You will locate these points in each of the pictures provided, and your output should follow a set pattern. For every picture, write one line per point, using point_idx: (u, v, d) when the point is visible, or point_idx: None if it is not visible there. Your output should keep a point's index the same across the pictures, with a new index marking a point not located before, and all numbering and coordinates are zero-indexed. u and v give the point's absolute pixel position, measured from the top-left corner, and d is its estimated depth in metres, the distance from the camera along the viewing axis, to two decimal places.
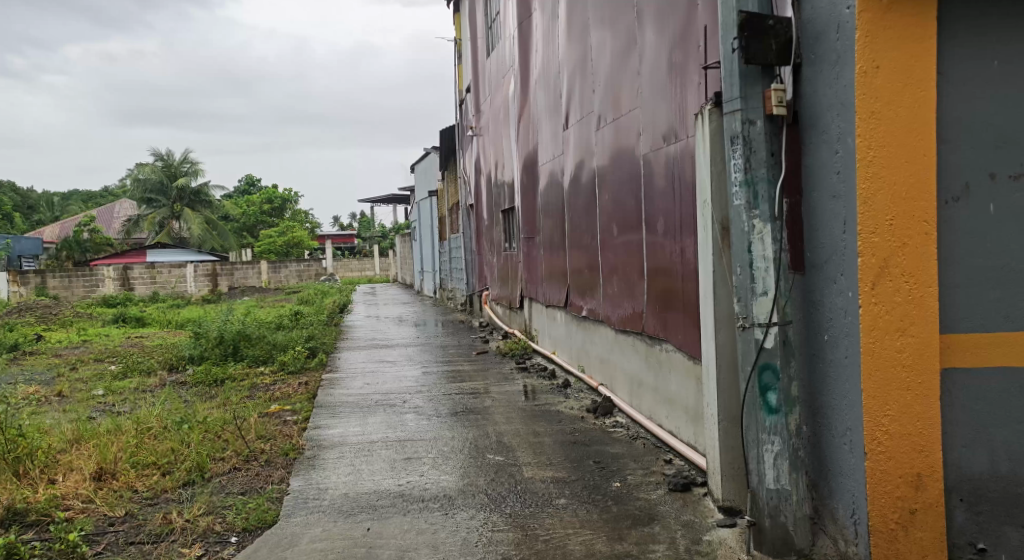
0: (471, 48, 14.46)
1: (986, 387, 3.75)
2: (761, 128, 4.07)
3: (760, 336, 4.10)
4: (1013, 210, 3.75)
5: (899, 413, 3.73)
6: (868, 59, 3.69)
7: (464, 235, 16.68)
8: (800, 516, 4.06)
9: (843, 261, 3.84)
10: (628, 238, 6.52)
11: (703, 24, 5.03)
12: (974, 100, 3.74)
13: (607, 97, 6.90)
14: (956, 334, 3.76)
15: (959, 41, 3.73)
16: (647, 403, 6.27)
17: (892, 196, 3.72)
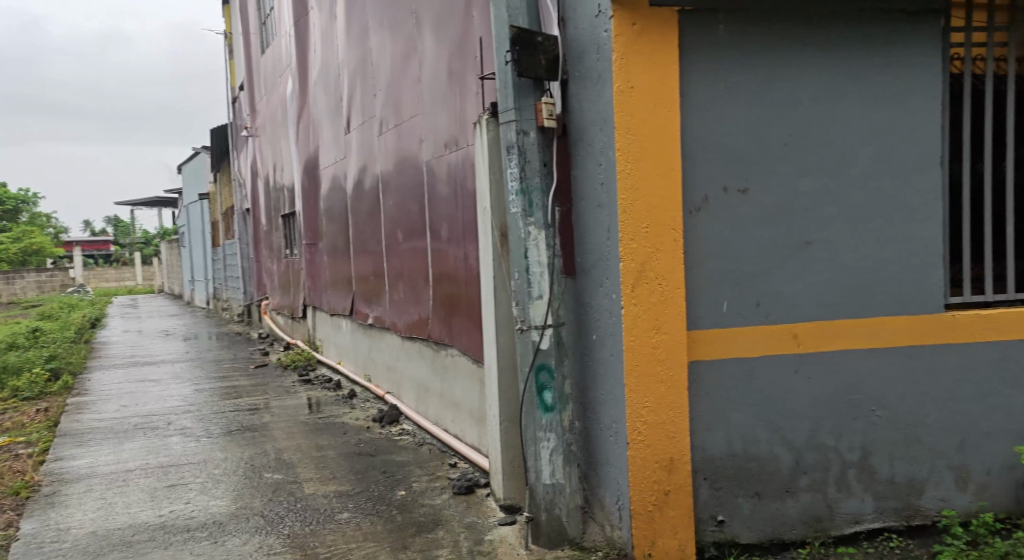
0: (244, 45, 13.83)
1: (725, 377, 4.13)
2: (534, 139, 4.23)
3: (536, 338, 4.26)
4: (743, 216, 4.14)
5: (656, 404, 4.06)
6: (624, 79, 3.98)
7: (240, 241, 15.91)
8: (572, 506, 4.31)
9: (608, 265, 4.13)
10: (414, 245, 6.54)
11: (479, 35, 5.17)
12: (709, 118, 4.10)
13: (389, 102, 6.86)
14: (701, 331, 4.12)
15: (698, 64, 4.07)
16: (432, 408, 6.32)
17: (646, 206, 4.04)
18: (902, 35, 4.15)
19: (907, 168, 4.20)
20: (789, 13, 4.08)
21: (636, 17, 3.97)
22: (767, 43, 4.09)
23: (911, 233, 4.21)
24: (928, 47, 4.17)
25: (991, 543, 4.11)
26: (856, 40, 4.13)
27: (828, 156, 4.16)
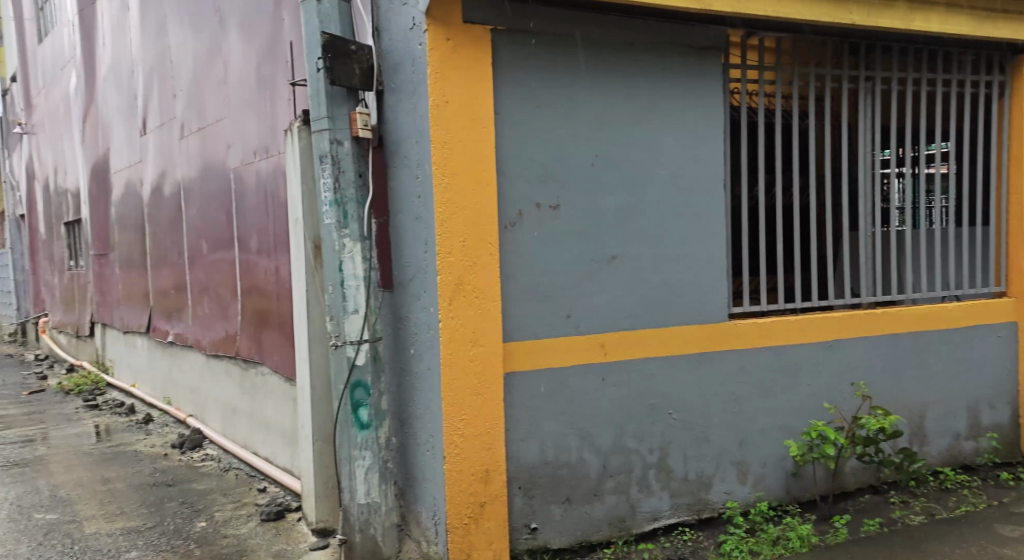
0: (17, 34, 12.46)
1: (538, 387, 4.23)
2: (348, 149, 4.14)
3: (351, 353, 4.17)
4: (552, 230, 4.27)
5: (472, 417, 4.08)
6: (439, 93, 3.99)
7: (11, 252, 14.25)
8: (388, 525, 4.27)
9: (425, 279, 4.11)
10: (219, 257, 6.17)
11: (289, 39, 4.97)
12: (519, 134, 4.20)
13: (190, 104, 6.45)
14: (515, 343, 4.20)
15: (510, 83, 4.16)
16: (240, 431, 5.97)
17: (462, 219, 4.06)
18: (695, 66, 4.48)
19: (698, 188, 4.52)
20: (593, 38, 4.28)
21: (450, 32, 4.00)
22: (573, 66, 4.26)
23: (702, 249, 4.53)
24: (714, 78, 4.52)
25: (765, 531, 4.40)
26: (652, 68, 4.41)
27: (627, 176, 4.39)
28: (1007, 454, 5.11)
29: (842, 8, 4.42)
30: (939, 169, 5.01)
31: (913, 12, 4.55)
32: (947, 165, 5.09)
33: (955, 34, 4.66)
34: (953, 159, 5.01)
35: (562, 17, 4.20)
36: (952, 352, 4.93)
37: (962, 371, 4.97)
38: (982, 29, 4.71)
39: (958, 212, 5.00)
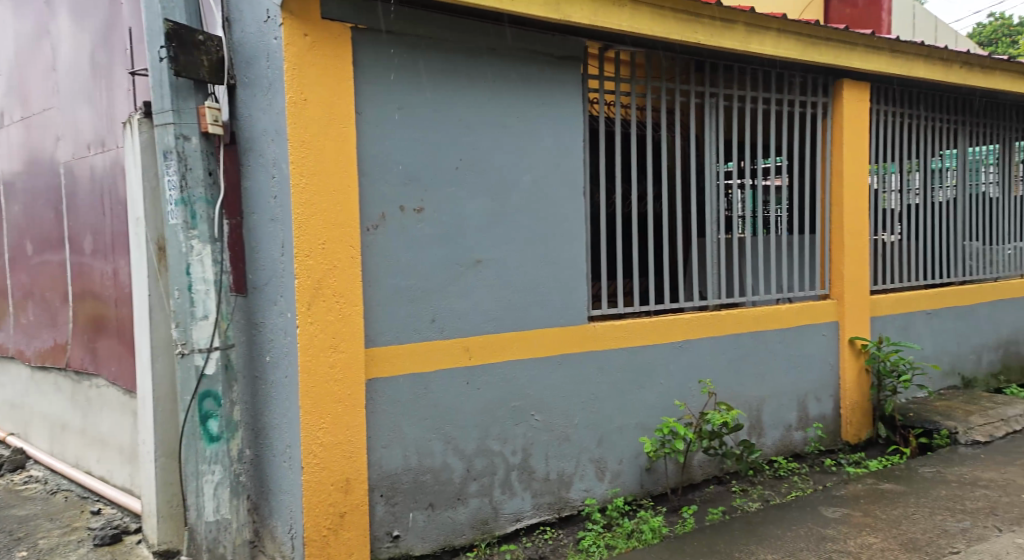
0: None
1: (401, 392, 4.17)
2: (197, 145, 3.92)
3: (200, 362, 3.96)
4: (416, 234, 4.24)
5: (332, 425, 3.96)
6: (297, 90, 3.85)
7: None
8: (239, 542, 4.08)
9: (282, 283, 3.95)
10: (45, 258, 5.63)
11: (129, 25, 4.61)
12: (383, 136, 4.13)
13: (10, 90, 5.84)
14: (377, 348, 4.12)
15: (372, 83, 4.09)
16: (71, 449, 5.46)
17: (322, 221, 3.94)
18: (554, 76, 4.59)
19: (557, 194, 4.63)
20: (455, 42, 4.29)
21: (307, 28, 3.86)
22: (436, 68, 4.25)
23: (561, 253, 4.64)
24: (572, 88, 4.65)
25: (621, 525, 4.57)
26: (513, 75, 4.47)
27: (490, 181, 4.43)
28: (831, 442, 5.61)
29: (689, 26, 4.67)
30: (774, 181, 5.44)
31: (750, 34, 4.89)
32: (782, 178, 5.52)
33: (786, 57, 5.05)
34: (786, 173, 5.45)
35: (425, 20, 4.18)
36: (786, 350, 5.36)
37: (793, 367, 5.40)
38: (809, 53, 5.14)
39: (790, 221, 5.45)
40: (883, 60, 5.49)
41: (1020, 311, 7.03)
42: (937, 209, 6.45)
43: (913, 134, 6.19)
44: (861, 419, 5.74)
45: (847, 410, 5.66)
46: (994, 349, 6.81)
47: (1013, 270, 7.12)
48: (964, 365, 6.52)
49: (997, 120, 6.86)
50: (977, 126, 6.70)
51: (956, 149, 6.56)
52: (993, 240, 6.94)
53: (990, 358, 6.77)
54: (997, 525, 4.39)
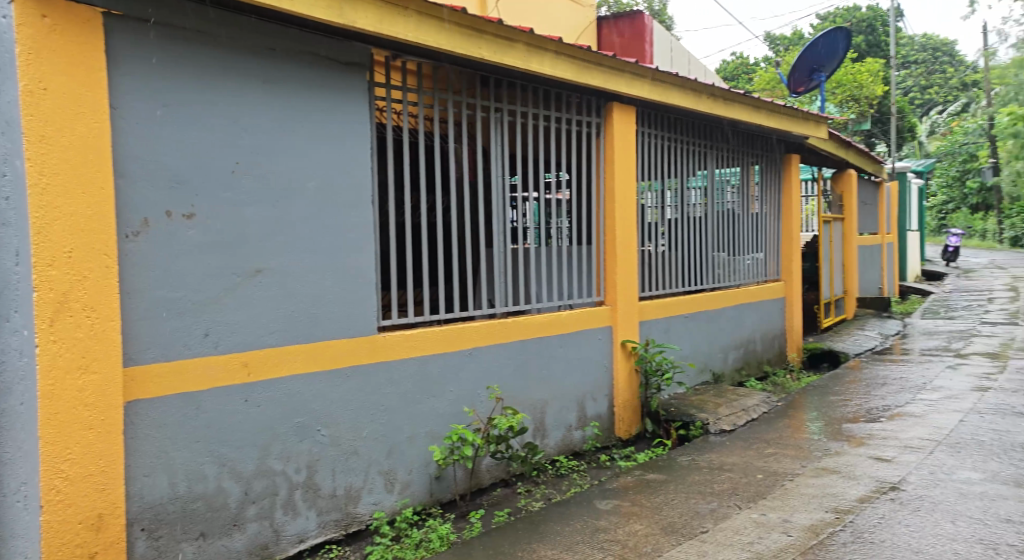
0: None
1: (167, 414, 3.80)
2: None
3: None
4: (186, 240, 3.89)
5: (81, 455, 3.51)
6: (34, 79, 3.40)
7: None
8: None
9: (17, 297, 3.43)
10: None
11: None
12: (145, 133, 3.76)
13: None
14: (139, 367, 3.73)
15: (130, 76, 3.70)
16: None
17: (68, 227, 3.50)
18: (338, 80, 4.43)
19: (343, 200, 4.48)
20: (229, 39, 4.00)
21: (47, 10, 3.42)
22: (209, 65, 3.94)
23: (347, 263, 4.49)
24: (358, 93, 4.52)
25: (410, 536, 4.50)
26: (294, 76, 4.26)
27: (272, 184, 4.19)
28: (606, 438, 5.96)
29: (473, 41, 4.74)
30: (560, 195, 5.74)
31: (529, 54, 5.07)
32: (568, 192, 5.83)
33: (562, 79, 5.31)
34: (571, 188, 5.77)
35: (194, 12, 3.85)
36: (566, 354, 5.62)
37: (573, 370, 5.68)
38: (583, 76, 5.45)
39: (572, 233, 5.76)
40: (646, 86, 5.96)
41: (756, 314, 7.99)
42: (691, 223, 7.15)
43: (672, 155, 6.80)
44: (631, 416, 6.17)
45: (619, 407, 6.05)
46: (737, 347, 7.67)
47: (750, 278, 8.07)
48: (713, 363, 7.27)
49: (736, 145, 7.74)
50: (721, 150, 7.51)
51: (705, 170, 7.30)
52: (735, 251, 7.82)
53: (733, 356, 7.61)
54: (738, 503, 4.91)
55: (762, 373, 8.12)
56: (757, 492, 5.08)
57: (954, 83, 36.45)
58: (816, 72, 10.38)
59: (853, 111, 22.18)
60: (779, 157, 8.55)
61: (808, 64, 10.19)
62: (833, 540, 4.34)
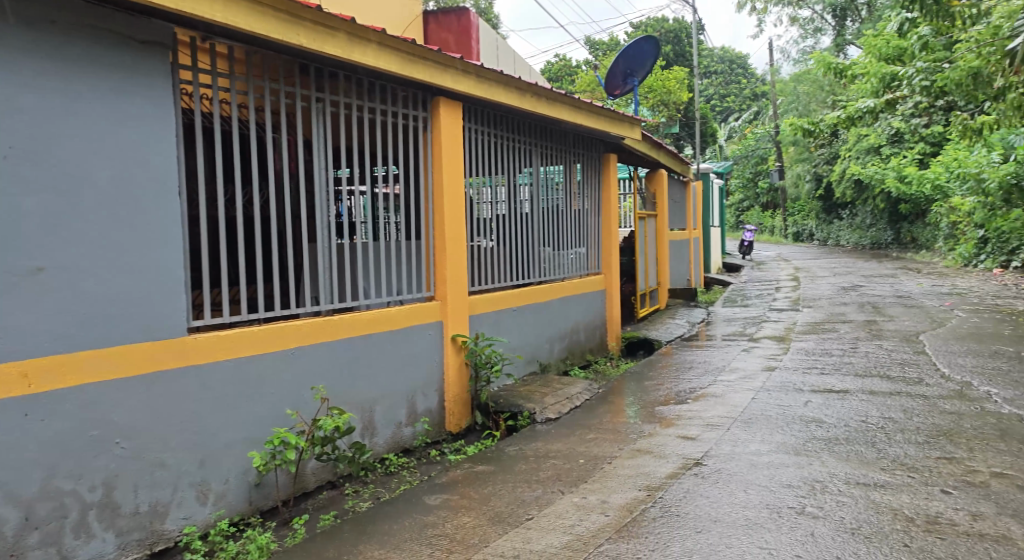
0: None
1: None
2: None
3: None
4: None
5: None
6: None
7: None
8: None
9: None
10: None
11: None
12: None
13: None
14: None
15: None
16: None
17: None
18: (137, 61, 4.10)
19: (146, 192, 4.15)
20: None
21: None
22: None
23: (152, 261, 4.18)
24: (161, 77, 4.20)
25: (225, 549, 4.25)
26: (82, 58, 3.91)
27: (56, 177, 3.85)
28: (436, 433, 5.93)
29: (290, 27, 4.55)
30: (390, 189, 5.65)
31: (351, 44, 4.94)
32: (396, 186, 5.74)
33: (386, 71, 5.21)
34: (402, 182, 5.71)
35: None
36: (396, 350, 5.55)
37: (401, 367, 5.60)
38: (407, 69, 5.38)
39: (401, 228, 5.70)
40: (471, 82, 5.98)
41: (580, 306, 8.28)
42: (518, 219, 7.28)
43: (499, 152, 6.88)
44: (461, 409, 6.15)
45: (450, 402, 6.03)
46: (562, 339, 7.91)
47: (574, 271, 8.34)
48: (540, 353, 7.45)
49: (560, 144, 7.97)
50: (545, 148, 7.70)
51: (531, 167, 7.46)
52: (560, 246, 8.05)
53: (559, 347, 7.85)
54: (561, 488, 5.06)
55: (585, 362, 8.43)
56: (579, 476, 5.26)
57: (748, 91, 39.66)
58: (629, 77, 10.90)
59: (663, 115, 23.59)
60: (598, 156, 8.89)
61: (621, 68, 10.68)
62: (644, 517, 4.57)
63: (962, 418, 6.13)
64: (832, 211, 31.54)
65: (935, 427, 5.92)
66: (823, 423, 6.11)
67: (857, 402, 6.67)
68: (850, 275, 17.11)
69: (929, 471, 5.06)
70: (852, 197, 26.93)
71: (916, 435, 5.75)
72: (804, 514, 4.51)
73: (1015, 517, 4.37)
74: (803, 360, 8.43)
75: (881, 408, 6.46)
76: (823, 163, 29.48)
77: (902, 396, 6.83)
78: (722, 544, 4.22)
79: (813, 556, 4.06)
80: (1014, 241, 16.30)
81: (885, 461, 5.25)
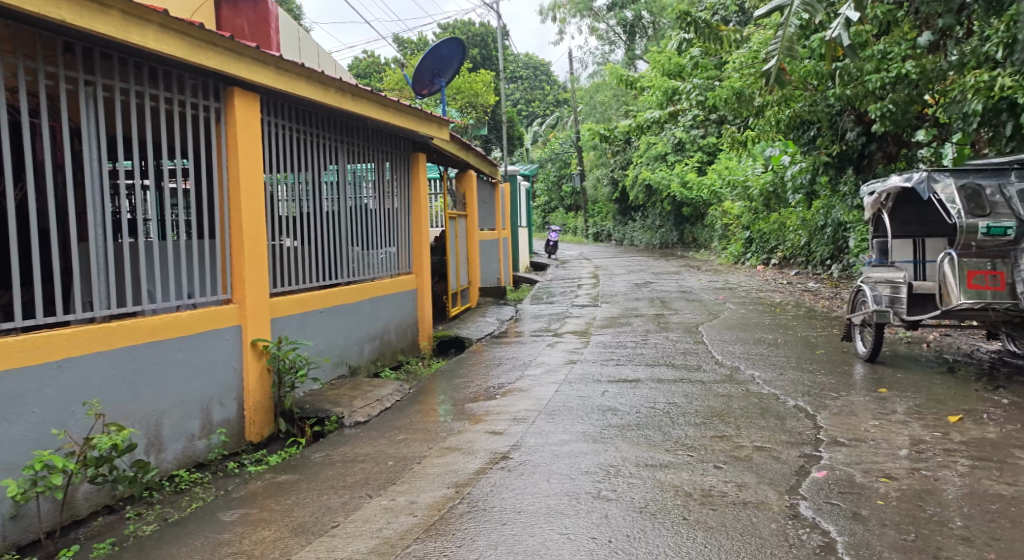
0: None
1: None
2: None
3: None
4: None
5: None
6: None
7: None
8: None
9: None
10: None
11: None
12: None
13: None
14: None
15: None
16: None
17: None
18: None
19: None
20: None
21: None
22: None
23: None
24: None
25: None
26: None
27: None
28: (235, 444, 5.62)
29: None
30: (181, 184, 5.30)
31: (125, 24, 4.57)
32: (186, 181, 5.40)
33: (170, 55, 4.88)
34: (192, 176, 5.38)
35: None
36: (187, 357, 5.21)
37: (194, 375, 5.27)
38: (196, 56, 5.08)
39: (191, 226, 5.35)
40: (269, 74, 5.73)
41: (390, 306, 8.20)
42: (326, 218, 7.08)
43: (302, 148, 6.66)
44: (263, 418, 5.87)
45: (250, 410, 5.74)
46: (372, 340, 7.79)
47: (383, 271, 8.23)
48: (348, 356, 7.29)
49: (367, 142, 7.85)
50: (352, 146, 7.55)
51: (337, 165, 7.28)
52: (369, 246, 7.92)
53: (369, 348, 7.73)
54: (369, 492, 4.98)
55: (396, 362, 8.36)
56: (388, 478, 5.20)
57: (551, 98, 41.26)
58: (437, 78, 10.99)
59: (471, 116, 23.94)
60: (407, 156, 8.85)
61: (429, 69, 10.74)
62: (452, 514, 4.61)
63: (732, 399, 6.73)
64: (627, 213, 33.55)
65: (710, 409, 6.45)
66: (617, 411, 6.47)
67: (647, 390, 7.13)
68: (641, 273, 18.27)
69: (704, 449, 5.51)
70: (643, 200, 28.79)
71: (694, 417, 6.23)
72: (599, 498, 4.74)
73: (773, 485, 4.86)
74: (601, 352, 8.88)
75: (666, 395, 6.94)
76: (618, 168, 31.28)
77: (684, 382, 7.38)
78: (526, 534, 4.35)
79: (607, 537, 4.28)
80: (773, 241, 18.18)
81: (669, 443, 5.65)
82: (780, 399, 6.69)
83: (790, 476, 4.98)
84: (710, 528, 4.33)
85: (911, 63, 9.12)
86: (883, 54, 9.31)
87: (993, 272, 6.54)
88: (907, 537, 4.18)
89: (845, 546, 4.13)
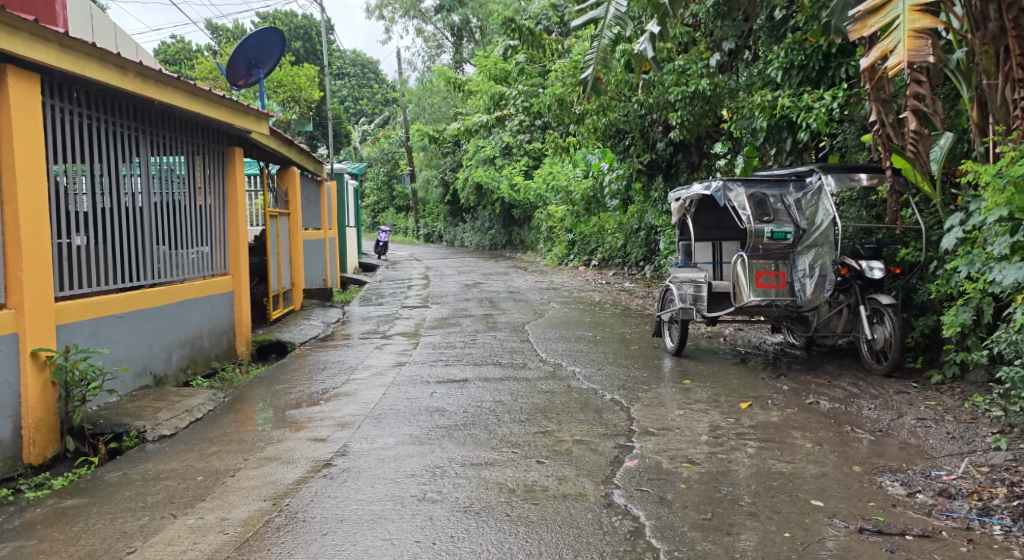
0: None
1: None
2: None
3: None
4: None
5: None
6: None
7: None
8: None
9: None
10: None
11: None
12: None
13: None
14: None
15: None
16: None
17: None
18: None
19: None
20: None
21: None
22: None
23: None
24: None
25: None
26: None
27: None
28: (11, 468, 5.05)
29: None
30: None
31: None
32: None
33: None
34: None
35: None
36: None
37: None
38: None
39: None
40: (52, 53, 5.21)
41: (202, 310, 7.71)
42: (127, 214, 6.56)
43: (97, 137, 6.12)
44: (46, 436, 5.31)
45: (29, 429, 5.18)
46: (180, 347, 7.28)
47: (195, 272, 7.72)
48: (152, 365, 6.77)
49: (174, 133, 7.33)
50: (156, 138, 7.03)
51: (139, 157, 6.76)
52: (179, 245, 7.40)
53: (177, 355, 7.23)
54: (172, 511, 4.64)
55: (210, 370, 7.87)
56: (194, 495, 4.87)
57: (379, 97, 40.76)
58: (254, 69, 10.48)
59: (294, 111, 23.15)
60: (222, 150, 8.37)
61: (246, 60, 10.22)
62: (268, 528, 4.39)
63: (554, 396, 6.89)
64: (457, 214, 33.71)
65: (534, 406, 6.57)
66: (444, 411, 6.44)
67: (474, 389, 7.15)
68: (471, 274, 18.42)
69: (527, 445, 5.59)
70: (473, 202, 29.06)
71: (519, 414, 6.32)
72: (424, 500, 4.69)
73: (590, 476, 5.01)
74: (429, 354, 8.83)
75: (492, 394, 7.00)
76: (448, 169, 31.38)
77: (510, 380, 7.49)
78: (348, 542, 4.21)
79: (431, 539, 4.23)
80: (594, 243, 18.90)
81: (494, 441, 5.69)
82: (598, 393, 6.94)
83: (605, 467, 5.16)
84: (530, 523, 4.40)
85: (706, 82, 9.77)
86: (682, 69, 9.90)
87: (776, 272, 7.17)
88: (705, 516, 4.44)
89: (652, 529, 4.32)
